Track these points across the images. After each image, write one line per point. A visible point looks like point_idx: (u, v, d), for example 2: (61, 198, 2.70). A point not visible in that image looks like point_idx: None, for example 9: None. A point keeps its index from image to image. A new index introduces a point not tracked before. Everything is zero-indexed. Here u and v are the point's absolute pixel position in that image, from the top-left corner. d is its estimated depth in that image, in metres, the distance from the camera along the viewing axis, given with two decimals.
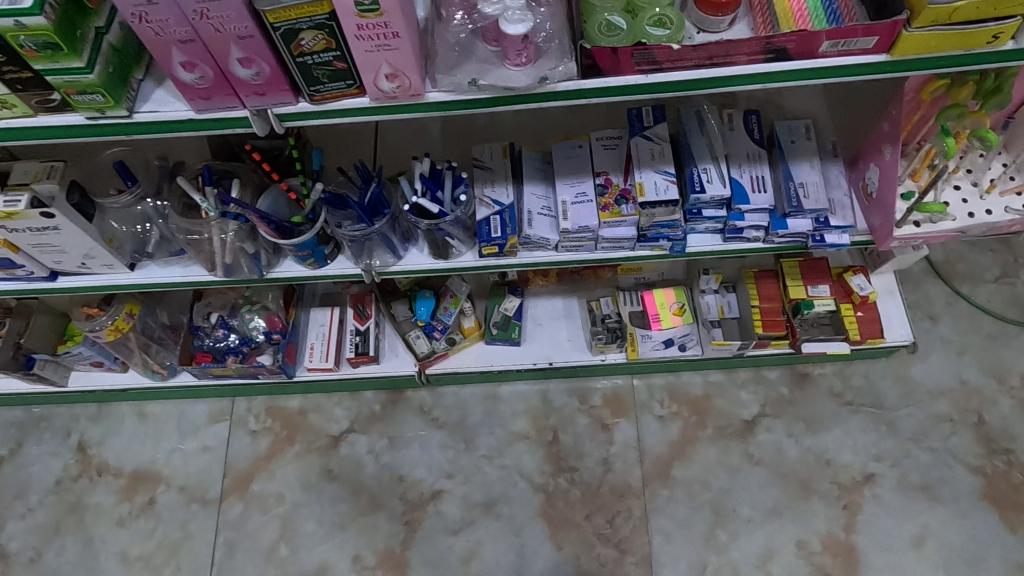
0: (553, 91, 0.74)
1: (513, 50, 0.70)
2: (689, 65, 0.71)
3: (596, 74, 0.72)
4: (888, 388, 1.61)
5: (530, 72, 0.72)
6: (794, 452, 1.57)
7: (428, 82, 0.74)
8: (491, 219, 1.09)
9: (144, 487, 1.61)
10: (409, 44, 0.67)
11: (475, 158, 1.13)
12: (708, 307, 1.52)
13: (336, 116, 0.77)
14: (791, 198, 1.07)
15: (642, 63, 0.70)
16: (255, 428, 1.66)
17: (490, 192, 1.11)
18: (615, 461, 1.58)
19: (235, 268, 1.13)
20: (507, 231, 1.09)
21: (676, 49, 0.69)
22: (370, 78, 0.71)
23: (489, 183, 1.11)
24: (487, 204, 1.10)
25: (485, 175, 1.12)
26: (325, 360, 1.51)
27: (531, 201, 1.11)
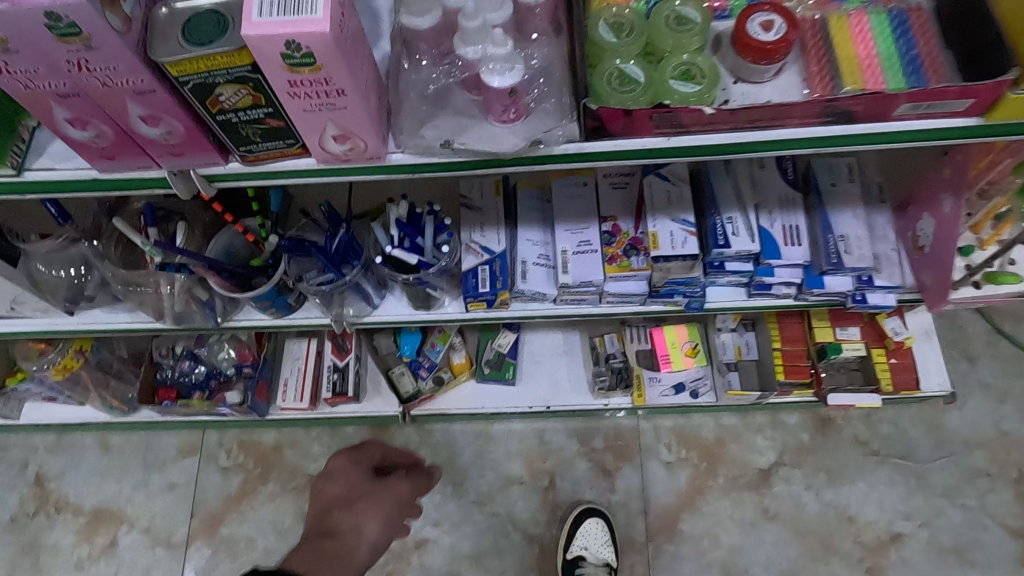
0: (550, 154, 0.59)
1: (497, 104, 0.55)
2: (723, 128, 0.56)
3: (603, 136, 0.57)
4: (919, 437, 1.47)
5: (520, 131, 0.57)
6: (814, 507, 1.43)
7: (389, 140, 0.59)
8: (479, 270, 0.94)
9: (105, 528, 1.49)
10: (360, 101, 0.52)
11: (462, 197, 0.98)
12: (724, 348, 1.37)
13: (278, 176, 0.62)
14: (830, 253, 0.91)
15: (663, 126, 0.56)
16: (226, 464, 1.53)
17: (478, 238, 0.95)
18: (616, 511, 1.45)
19: (186, 317, 0.98)
20: (497, 285, 0.94)
21: (709, 113, 0.54)
22: (313, 138, 0.56)
23: (478, 227, 0.96)
24: (475, 252, 0.95)
25: (473, 218, 0.97)
26: (300, 400, 1.38)
27: (526, 248, 0.96)
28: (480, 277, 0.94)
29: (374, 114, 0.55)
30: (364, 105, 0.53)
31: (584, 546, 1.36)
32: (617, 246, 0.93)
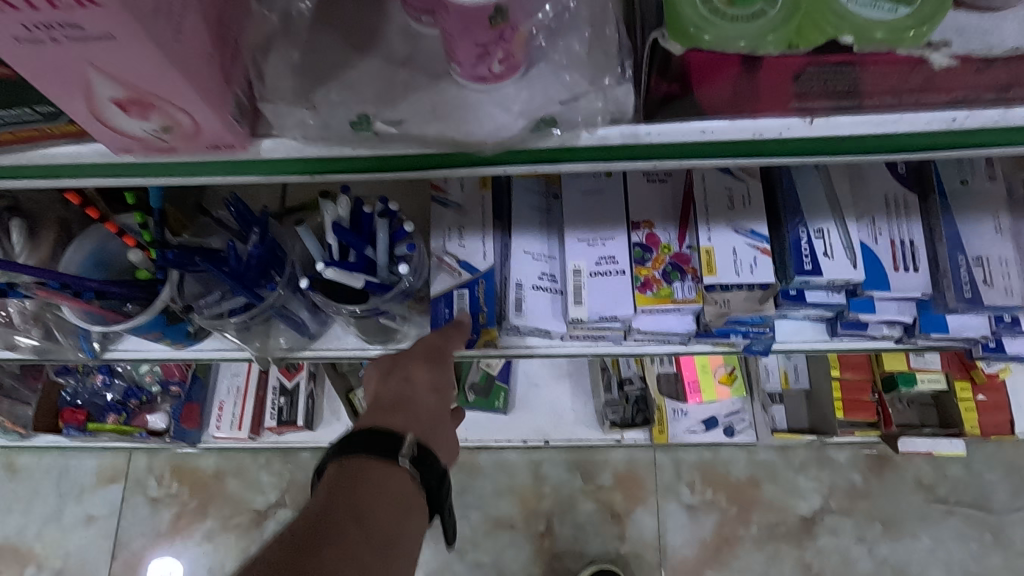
0: (592, 146, 0.38)
1: (465, 57, 0.34)
2: (938, 100, 0.36)
3: (689, 110, 0.37)
4: (996, 482, 1.21)
5: (517, 107, 0.36)
6: (866, 565, 1.17)
7: (254, 116, 0.37)
8: (453, 297, 0.65)
9: (7, 569, 1.23)
10: (145, 39, 0.27)
11: (434, 187, 0.68)
12: (768, 373, 1.10)
13: (136, 172, 0.40)
14: (962, 284, 0.63)
15: (812, 91, 0.36)
16: (156, 494, 1.27)
17: (455, 249, 0.66)
18: (626, 564, 1.19)
19: (49, 348, 0.73)
20: (480, 320, 0.65)
21: (914, 70, 0.35)
22: (70, 90, 0.31)
23: (454, 233, 0.67)
24: (450, 269, 0.66)
25: (449, 219, 0.68)
26: (237, 430, 1.10)
27: (520, 264, 0.67)
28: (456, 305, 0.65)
29: (189, 64, 0.30)
30: (159, 47, 0.28)
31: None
32: (649, 269, 0.65)
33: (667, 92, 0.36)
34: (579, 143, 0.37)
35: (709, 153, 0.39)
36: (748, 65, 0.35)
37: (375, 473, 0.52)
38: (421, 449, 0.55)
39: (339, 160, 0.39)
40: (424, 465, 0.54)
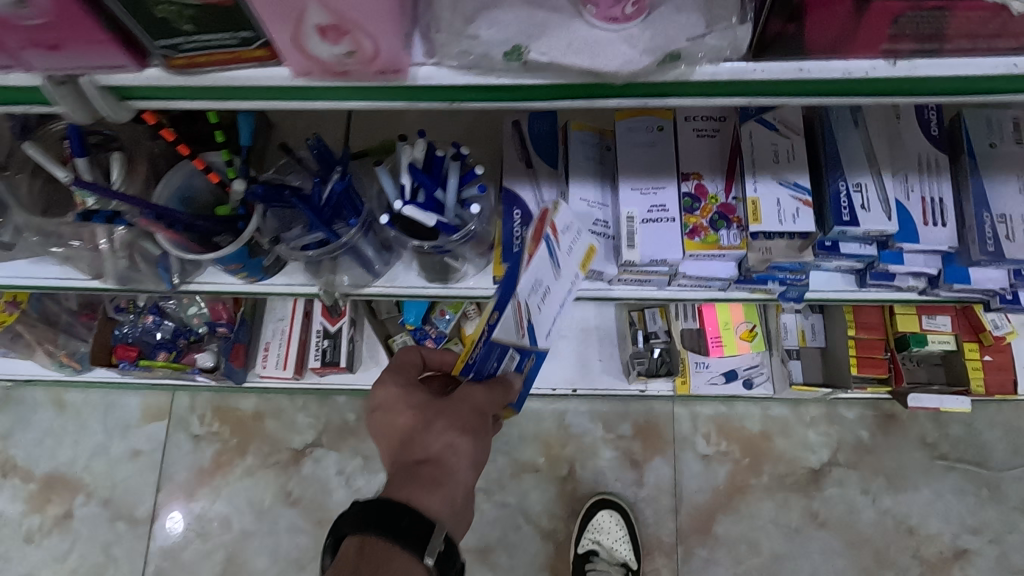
0: (706, 84, 0.44)
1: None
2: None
3: (795, 52, 0.42)
4: (996, 441, 1.28)
5: (645, 45, 0.41)
6: (869, 515, 1.25)
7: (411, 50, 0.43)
8: (502, 362, 0.62)
9: (58, 497, 1.30)
10: None
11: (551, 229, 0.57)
12: (787, 330, 1.17)
13: (297, 95, 0.45)
14: (987, 239, 0.68)
15: (919, 36, 0.41)
16: (198, 432, 1.33)
17: (540, 309, 0.58)
18: (643, 508, 1.27)
19: (132, 277, 0.77)
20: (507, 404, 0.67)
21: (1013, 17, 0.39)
22: (285, 15, 0.38)
23: (546, 288, 0.58)
24: (522, 332, 0.57)
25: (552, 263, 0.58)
26: (282, 369, 1.16)
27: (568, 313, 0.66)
28: (504, 364, 0.62)
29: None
30: None
31: (595, 540, 1.22)
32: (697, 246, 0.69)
33: (780, 30, 0.42)
34: (694, 76, 0.43)
35: (806, 90, 0.45)
36: (856, 6, 0.40)
37: (395, 564, 0.58)
38: (446, 542, 0.60)
39: (478, 87, 0.45)
40: (444, 558, 0.60)
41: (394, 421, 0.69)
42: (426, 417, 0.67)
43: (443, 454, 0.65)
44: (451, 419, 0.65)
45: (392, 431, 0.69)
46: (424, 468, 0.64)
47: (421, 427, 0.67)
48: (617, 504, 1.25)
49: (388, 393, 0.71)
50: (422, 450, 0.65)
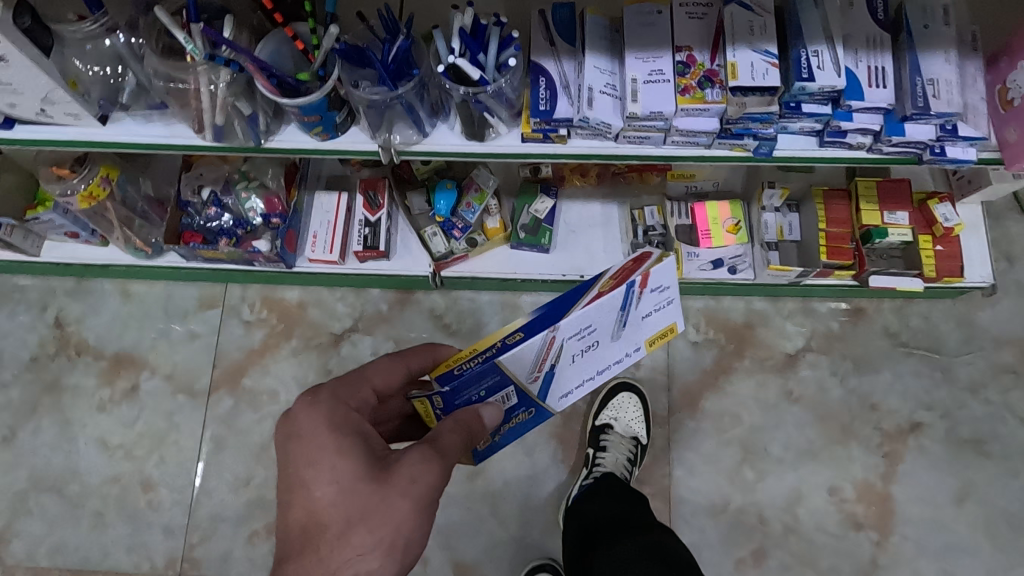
0: None
1: None
2: None
3: None
4: (949, 331, 1.46)
5: None
6: (837, 393, 1.43)
7: None
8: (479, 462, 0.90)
9: (126, 372, 1.48)
10: None
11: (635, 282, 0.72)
12: (768, 227, 1.32)
13: None
14: (918, 97, 0.86)
15: None
16: (248, 318, 1.51)
17: (570, 351, 0.76)
18: (640, 386, 1.45)
19: (226, 132, 0.93)
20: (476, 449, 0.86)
21: None
22: None
23: (587, 337, 0.75)
24: (535, 363, 0.75)
25: (608, 322, 0.75)
26: (328, 253, 1.34)
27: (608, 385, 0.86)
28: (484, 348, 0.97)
29: None
30: None
31: (613, 417, 1.39)
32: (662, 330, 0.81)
33: None
34: None
35: None
36: None
37: None
38: None
39: None
40: None
41: (314, 488, 0.69)
42: (350, 492, 0.68)
43: (368, 544, 0.67)
44: (385, 510, 0.68)
45: (301, 492, 0.69)
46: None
47: (345, 507, 0.68)
48: (636, 387, 1.43)
49: (307, 439, 0.71)
50: (342, 560, 0.67)
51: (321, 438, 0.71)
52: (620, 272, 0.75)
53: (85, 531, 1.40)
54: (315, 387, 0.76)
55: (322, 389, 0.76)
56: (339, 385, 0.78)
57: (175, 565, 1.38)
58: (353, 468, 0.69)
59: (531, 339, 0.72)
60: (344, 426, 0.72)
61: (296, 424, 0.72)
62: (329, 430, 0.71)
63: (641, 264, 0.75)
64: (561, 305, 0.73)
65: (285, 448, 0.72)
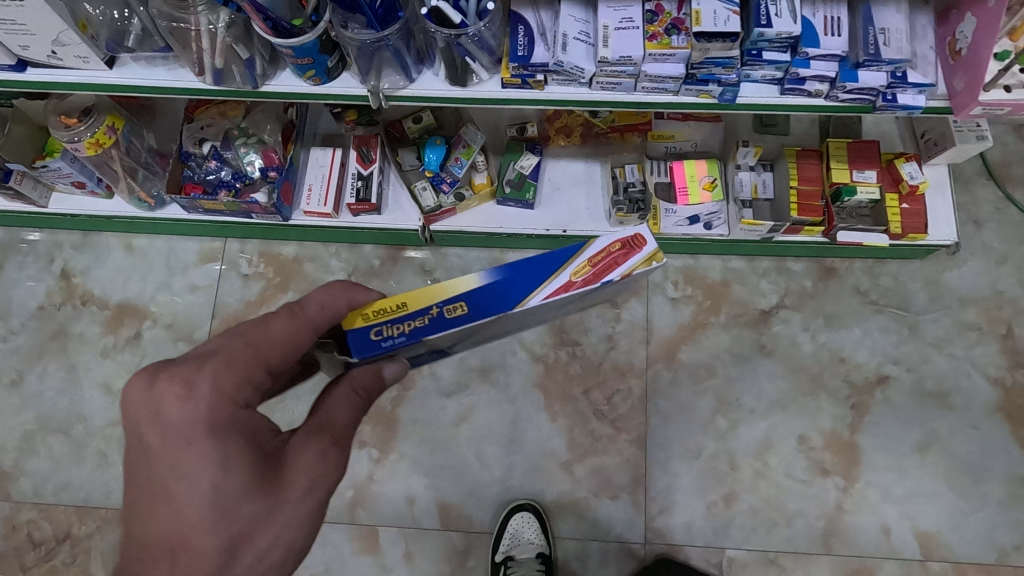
0: None
1: None
2: None
3: None
4: (917, 290, 1.52)
5: None
6: (809, 347, 1.50)
7: None
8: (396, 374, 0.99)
9: (129, 321, 1.55)
10: None
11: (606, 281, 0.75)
12: (742, 185, 1.39)
13: None
14: (869, 44, 0.92)
15: None
16: (247, 271, 1.57)
17: (511, 321, 0.81)
18: (619, 339, 1.51)
19: (225, 75, 1.00)
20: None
21: None
22: None
23: (528, 316, 0.81)
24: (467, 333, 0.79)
25: (567, 302, 0.80)
26: (323, 205, 1.41)
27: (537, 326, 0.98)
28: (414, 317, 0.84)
29: None
30: None
31: None
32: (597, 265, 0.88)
33: None
34: None
35: None
36: None
37: None
38: None
39: None
40: None
41: (190, 503, 0.63)
42: (237, 501, 0.64)
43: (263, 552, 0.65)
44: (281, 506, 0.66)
45: (171, 503, 0.63)
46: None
47: (230, 519, 0.63)
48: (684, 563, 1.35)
49: (182, 445, 0.64)
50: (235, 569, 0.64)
51: (202, 445, 0.64)
52: (604, 257, 0.75)
53: (89, 470, 1.47)
54: (188, 369, 0.66)
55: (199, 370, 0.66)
56: (226, 361, 0.68)
57: None
58: (243, 474, 0.64)
59: (475, 317, 0.74)
60: (227, 428, 0.65)
61: (166, 421, 0.64)
62: (209, 436, 0.64)
63: (627, 255, 0.75)
64: (521, 284, 0.74)
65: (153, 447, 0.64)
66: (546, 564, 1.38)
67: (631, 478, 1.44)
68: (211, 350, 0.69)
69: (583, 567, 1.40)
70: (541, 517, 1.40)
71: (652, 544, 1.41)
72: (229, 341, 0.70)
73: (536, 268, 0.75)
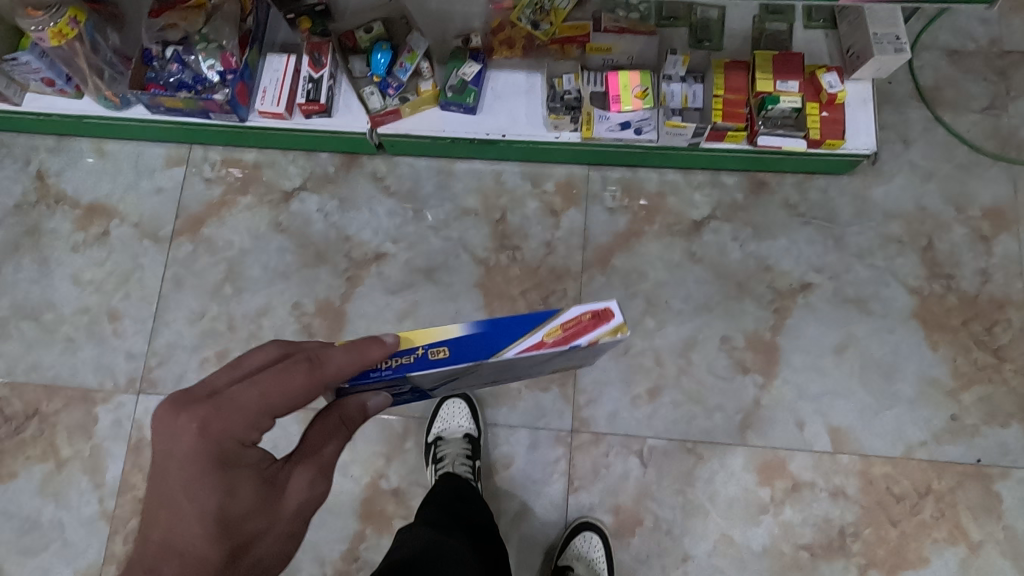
0: None
1: None
2: None
3: None
4: (844, 204, 1.59)
5: None
6: (736, 255, 1.57)
7: None
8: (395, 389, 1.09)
9: (98, 220, 1.65)
10: None
11: (574, 345, 0.82)
12: (672, 96, 1.44)
13: None
14: None
15: None
16: (209, 176, 1.67)
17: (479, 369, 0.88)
18: (558, 245, 1.60)
19: None
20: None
21: None
22: None
23: (504, 365, 0.88)
24: (448, 375, 0.86)
25: (535, 360, 0.86)
26: (276, 105, 1.50)
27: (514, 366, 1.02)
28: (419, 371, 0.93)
29: None
30: None
31: (576, 556, 1.40)
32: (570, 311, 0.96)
33: None
34: None
35: None
36: None
37: None
38: None
39: None
40: None
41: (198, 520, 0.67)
42: (239, 527, 0.70)
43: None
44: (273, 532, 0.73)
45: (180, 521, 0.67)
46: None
47: (236, 539, 0.69)
48: (598, 526, 1.43)
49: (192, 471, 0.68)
50: None
51: (213, 476, 0.69)
52: (575, 323, 0.82)
53: (57, 353, 1.58)
54: (206, 410, 0.69)
55: (214, 413, 0.69)
56: (243, 404, 0.70)
57: (135, 384, 1.55)
58: (247, 502, 0.71)
59: (454, 362, 0.81)
60: (237, 459, 0.71)
61: (179, 449, 0.68)
62: (220, 465, 0.69)
63: (597, 324, 0.81)
64: (502, 338, 0.81)
65: (167, 477, 0.68)
66: (472, 444, 1.46)
67: (561, 372, 1.53)
68: (226, 390, 0.71)
69: (512, 452, 1.50)
70: (471, 404, 1.50)
71: (578, 432, 1.50)
72: (242, 386, 0.71)
73: (516, 326, 0.81)
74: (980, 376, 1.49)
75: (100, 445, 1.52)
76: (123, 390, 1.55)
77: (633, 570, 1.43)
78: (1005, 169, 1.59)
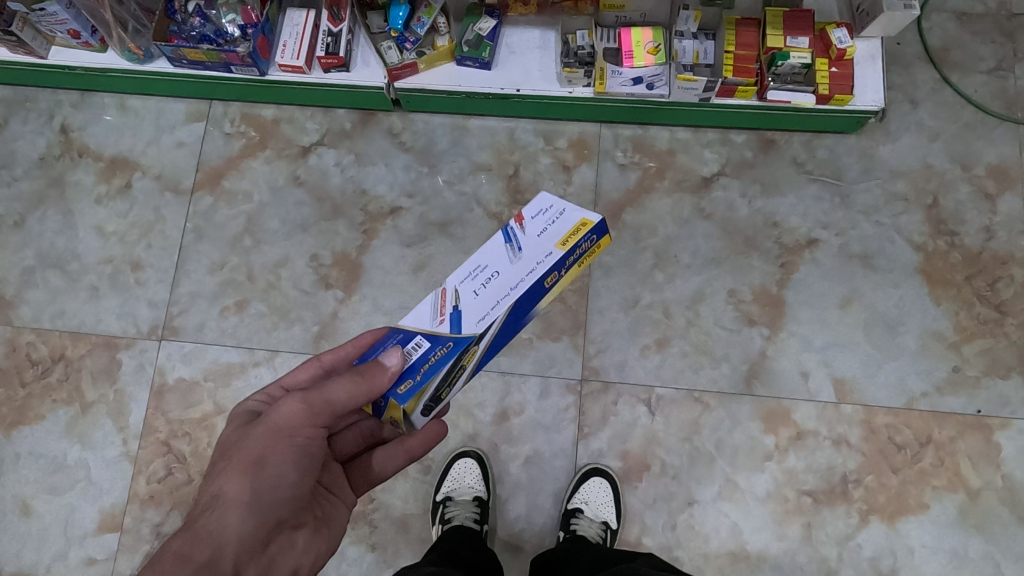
0: None
1: None
2: None
3: None
4: (851, 162, 1.62)
5: None
6: (745, 212, 1.60)
7: None
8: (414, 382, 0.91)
9: (121, 172, 1.69)
10: None
11: (512, 222, 0.94)
12: (684, 52, 1.47)
13: None
14: None
15: None
16: (229, 131, 1.71)
17: (468, 292, 0.91)
18: (569, 201, 1.63)
19: None
20: (399, 389, 0.90)
21: None
22: None
23: (479, 271, 0.91)
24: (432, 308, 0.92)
25: (501, 254, 0.93)
26: (296, 59, 1.52)
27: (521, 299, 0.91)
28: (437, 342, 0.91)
29: None
30: None
31: (584, 500, 1.44)
32: (584, 263, 1.01)
33: None
34: None
35: None
36: None
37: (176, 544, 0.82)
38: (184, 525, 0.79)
39: None
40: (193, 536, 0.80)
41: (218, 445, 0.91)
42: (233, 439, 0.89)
43: (229, 490, 0.82)
44: (245, 448, 0.86)
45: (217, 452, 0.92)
46: (200, 506, 0.81)
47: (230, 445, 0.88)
48: (607, 472, 1.48)
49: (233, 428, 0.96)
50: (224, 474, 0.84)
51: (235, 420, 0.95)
52: None
53: (81, 300, 1.62)
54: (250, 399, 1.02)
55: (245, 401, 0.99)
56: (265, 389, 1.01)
57: (158, 331, 1.60)
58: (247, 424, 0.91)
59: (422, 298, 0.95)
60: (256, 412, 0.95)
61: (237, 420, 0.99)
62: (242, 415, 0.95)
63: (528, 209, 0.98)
64: None
65: None
66: (481, 508, 1.46)
67: (572, 323, 1.56)
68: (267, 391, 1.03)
69: (523, 400, 1.54)
70: (483, 463, 1.50)
71: (588, 380, 1.54)
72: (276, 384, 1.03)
73: None
74: (982, 330, 1.52)
75: (123, 389, 1.57)
76: (145, 337, 1.59)
77: (640, 514, 1.48)
78: (1011, 129, 1.61)
